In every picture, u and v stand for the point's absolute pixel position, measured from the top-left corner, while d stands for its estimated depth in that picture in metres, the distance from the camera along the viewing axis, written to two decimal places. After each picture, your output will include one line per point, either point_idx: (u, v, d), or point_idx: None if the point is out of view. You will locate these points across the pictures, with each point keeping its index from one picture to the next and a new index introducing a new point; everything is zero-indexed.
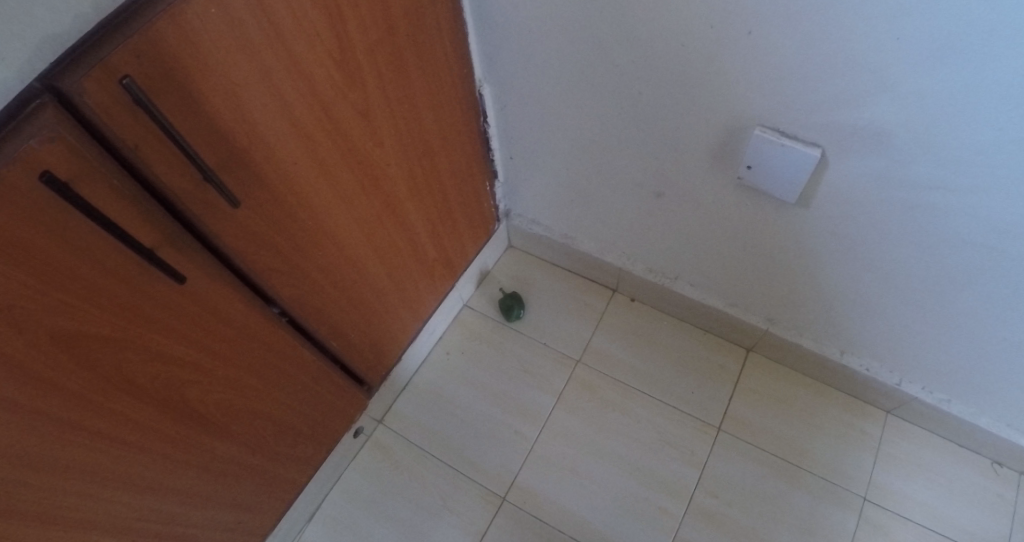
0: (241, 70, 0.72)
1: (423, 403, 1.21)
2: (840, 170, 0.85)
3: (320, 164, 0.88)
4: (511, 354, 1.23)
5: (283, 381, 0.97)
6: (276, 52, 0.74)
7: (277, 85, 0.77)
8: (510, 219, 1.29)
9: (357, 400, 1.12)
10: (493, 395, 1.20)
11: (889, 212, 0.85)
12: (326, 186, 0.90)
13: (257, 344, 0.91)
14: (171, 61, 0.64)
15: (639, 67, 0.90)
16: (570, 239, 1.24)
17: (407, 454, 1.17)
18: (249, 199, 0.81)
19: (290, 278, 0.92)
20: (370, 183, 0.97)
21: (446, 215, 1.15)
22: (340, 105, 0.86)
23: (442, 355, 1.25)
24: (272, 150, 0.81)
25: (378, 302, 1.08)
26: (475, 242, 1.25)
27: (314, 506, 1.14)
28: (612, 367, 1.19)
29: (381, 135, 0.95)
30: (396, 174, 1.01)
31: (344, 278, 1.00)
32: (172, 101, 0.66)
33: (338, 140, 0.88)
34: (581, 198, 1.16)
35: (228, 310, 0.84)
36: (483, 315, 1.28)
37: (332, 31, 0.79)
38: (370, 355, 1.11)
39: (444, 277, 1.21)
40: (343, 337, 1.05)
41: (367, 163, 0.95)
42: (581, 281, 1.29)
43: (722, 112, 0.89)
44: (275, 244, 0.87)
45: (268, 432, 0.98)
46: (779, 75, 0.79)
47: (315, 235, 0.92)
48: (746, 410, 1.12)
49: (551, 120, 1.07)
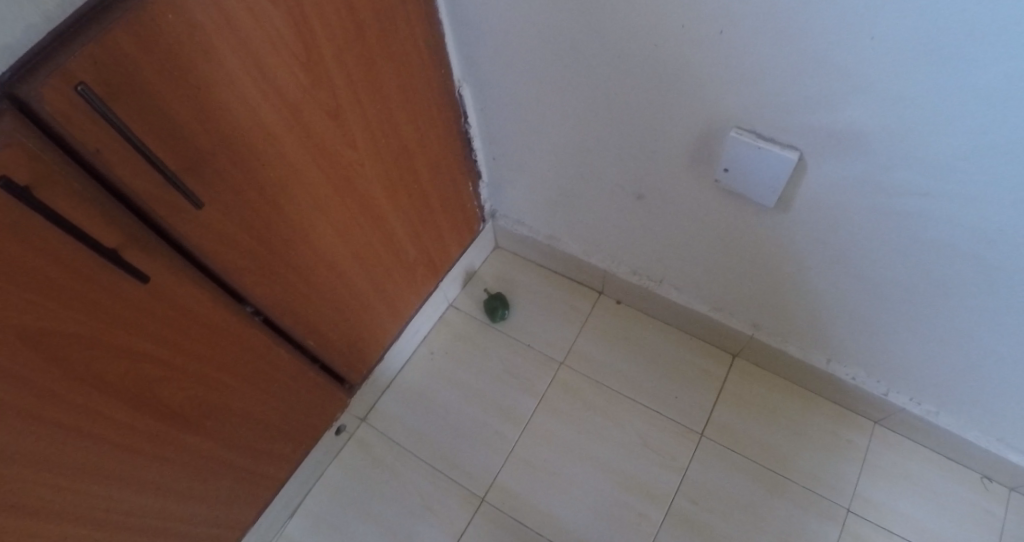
0: (203, 75, 0.73)
1: (405, 402, 1.22)
2: (818, 173, 0.82)
3: (288, 165, 0.89)
4: (494, 355, 1.22)
5: (260, 380, 0.99)
6: (240, 57, 0.75)
7: (242, 89, 0.78)
8: (496, 219, 1.28)
9: (336, 398, 1.14)
10: (475, 395, 1.19)
11: (866, 217, 0.82)
12: (295, 187, 0.91)
13: (230, 342, 0.93)
14: (130, 68, 0.65)
15: (614, 67, 0.89)
16: (555, 240, 1.22)
17: (389, 453, 1.17)
18: (216, 201, 0.82)
19: (261, 278, 0.93)
20: (344, 184, 0.98)
21: (427, 216, 1.15)
22: (309, 108, 0.87)
23: (426, 355, 1.26)
24: (239, 154, 0.82)
25: (357, 302, 1.09)
26: (460, 242, 1.25)
27: (296, 502, 1.16)
28: (595, 370, 1.17)
29: (354, 136, 0.95)
30: (372, 175, 1.01)
31: (319, 277, 1.01)
32: (131, 107, 0.67)
33: (306, 141, 0.89)
34: (564, 200, 1.15)
35: (198, 310, 0.86)
36: (468, 316, 1.28)
37: (298, 35, 0.80)
38: (350, 353, 1.12)
39: (427, 277, 1.21)
40: (321, 336, 1.06)
41: (339, 164, 0.95)
42: (568, 282, 1.27)
43: (697, 112, 0.87)
44: (245, 246, 0.89)
45: (245, 429, 1.00)
46: (751, 75, 0.77)
47: (288, 236, 0.94)
48: (732, 416, 1.09)
49: (531, 121, 1.06)
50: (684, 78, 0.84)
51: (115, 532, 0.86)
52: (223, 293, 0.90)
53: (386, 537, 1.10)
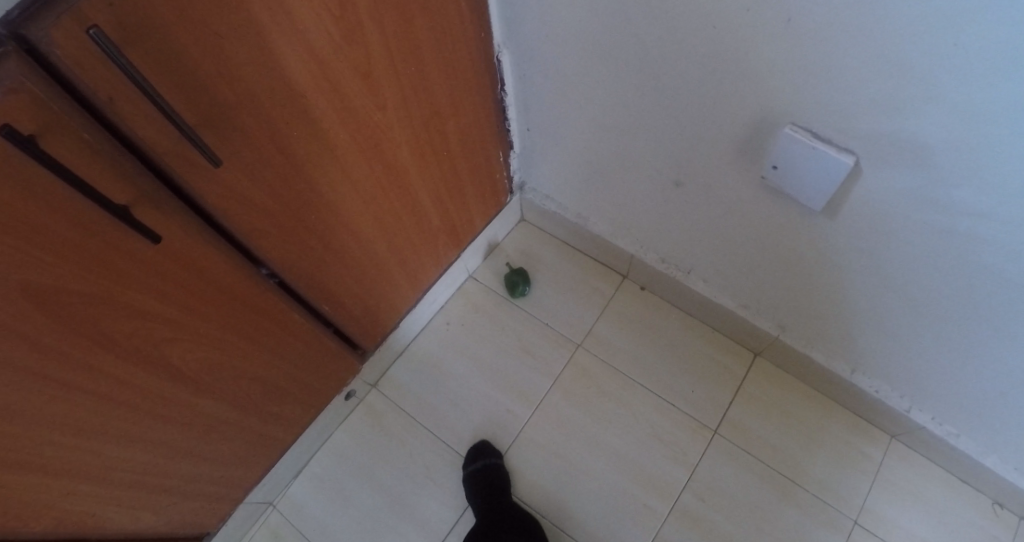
0: (226, 24, 0.66)
1: (417, 372, 1.21)
2: (873, 183, 0.77)
3: (313, 125, 0.83)
4: (510, 331, 1.20)
5: (272, 344, 0.97)
6: (267, 5, 0.69)
7: (268, 41, 0.71)
8: (524, 192, 1.23)
9: (349, 364, 1.12)
10: (488, 371, 1.18)
11: (919, 234, 0.77)
12: (319, 149, 0.86)
13: (244, 305, 0.90)
14: (148, 12, 0.59)
15: (667, 46, 0.82)
16: (584, 219, 1.17)
17: (397, 421, 1.17)
18: (235, 161, 0.77)
19: (279, 241, 0.89)
20: (371, 148, 0.92)
21: (454, 186, 1.09)
22: (337, 65, 0.80)
23: (441, 325, 1.23)
24: (261, 111, 0.76)
25: (375, 270, 1.06)
26: (485, 213, 1.20)
27: (302, 463, 1.17)
28: (612, 356, 1.15)
29: (383, 98, 0.89)
30: (398, 140, 0.95)
31: (339, 243, 0.97)
32: (149, 55, 0.62)
33: (333, 100, 0.83)
34: (597, 179, 1.09)
35: (211, 271, 0.83)
36: (487, 289, 1.24)
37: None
38: (365, 321, 1.10)
39: (448, 247, 1.17)
40: (337, 303, 1.03)
41: (366, 126, 0.90)
42: (591, 263, 1.23)
43: (754, 104, 0.81)
44: (264, 209, 0.85)
45: (255, 391, 0.99)
46: (822, 72, 0.71)
47: (309, 200, 0.89)
48: (747, 416, 1.07)
49: (571, 94, 0.99)
50: (742, 67, 0.77)
51: (121, 488, 0.86)
52: (238, 255, 0.86)
53: (389, 504, 1.12)
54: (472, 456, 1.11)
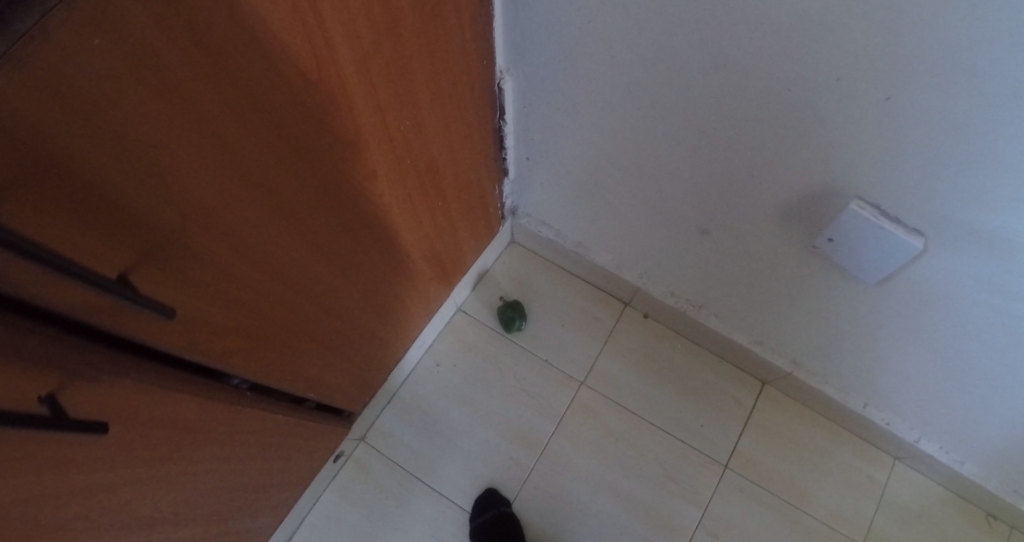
0: (175, 144, 0.45)
1: (408, 420, 1.11)
2: (938, 263, 0.70)
3: (294, 223, 0.64)
4: (507, 371, 1.12)
5: (248, 450, 0.81)
6: (231, 104, 0.48)
7: (235, 146, 0.51)
8: (516, 216, 1.10)
9: (336, 432, 1.00)
10: (488, 415, 1.10)
11: (971, 310, 0.73)
12: (302, 246, 0.68)
13: (215, 429, 0.73)
14: (58, 158, 0.38)
15: (717, 106, 0.70)
16: (589, 249, 1.08)
17: (392, 477, 1.08)
18: (196, 295, 0.58)
19: (254, 352, 0.72)
20: (357, 223, 0.74)
21: (447, 230, 0.95)
22: (320, 148, 0.61)
23: (432, 367, 1.13)
24: (230, 229, 0.57)
25: (362, 340, 0.91)
26: (475, 247, 1.07)
27: (292, 528, 1.04)
28: (618, 391, 1.09)
29: (374, 167, 0.71)
30: (388, 204, 0.78)
31: (322, 330, 0.81)
32: (60, 212, 0.40)
33: (319, 190, 0.65)
34: (608, 213, 0.99)
35: (174, 414, 0.65)
36: (478, 324, 1.15)
37: (313, 54, 0.52)
38: (348, 387, 0.96)
39: (439, 289, 1.04)
40: (317, 384, 0.88)
41: (354, 205, 0.71)
42: (589, 290, 1.15)
43: (814, 173, 0.71)
44: (233, 328, 0.66)
45: (234, 497, 0.85)
46: (909, 164, 0.61)
47: (287, 300, 0.71)
48: (757, 448, 1.06)
49: (585, 127, 0.85)
50: (803, 143, 0.67)
51: None
52: (201, 381, 0.68)
53: None
54: (479, 510, 1.03)
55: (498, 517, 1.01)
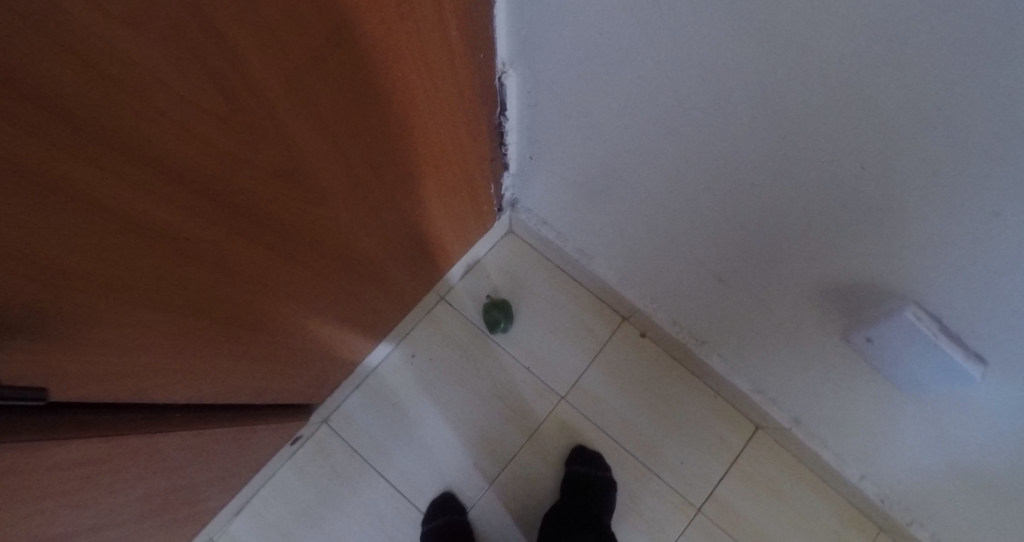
0: (41, 238, 0.32)
1: (376, 408, 1.04)
2: (986, 398, 0.60)
3: (232, 266, 0.52)
4: (484, 373, 1.04)
5: (195, 459, 0.73)
6: (135, 180, 0.35)
7: (145, 221, 0.39)
8: (515, 210, 1.01)
9: (293, 424, 0.93)
10: (460, 417, 1.03)
11: (1012, 444, 0.63)
12: (243, 283, 0.55)
13: (151, 456, 0.63)
14: None
15: (764, 163, 0.57)
16: (592, 260, 0.98)
17: (350, 465, 1.02)
18: (95, 357, 0.46)
19: (188, 386, 0.61)
20: (319, 253, 0.63)
21: (429, 231, 0.85)
22: (270, 199, 0.48)
23: (406, 358, 1.05)
24: (141, 289, 0.44)
25: (319, 349, 0.82)
26: (463, 241, 0.97)
27: (244, 501, 1.00)
28: (598, 411, 1.04)
29: (338, 195, 0.57)
30: (357, 227, 0.66)
31: (272, 351, 0.71)
32: None
33: (266, 230, 0.52)
34: (618, 235, 0.87)
35: (97, 460, 0.55)
36: (462, 319, 1.06)
37: (254, 102, 0.39)
38: (306, 387, 0.88)
39: (421, 282, 0.95)
40: (266, 395, 0.79)
41: (315, 237, 0.59)
42: (587, 297, 1.07)
43: (858, 271, 0.59)
44: (163, 373, 0.56)
45: (178, 499, 0.78)
46: (992, 294, 0.49)
47: (225, 334, 0.59)
48: (732, 493, 1.03)
49: (604, 144, 0.72)
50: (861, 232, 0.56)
51: None
52: (125, 415, 0.58)
53: None
54: (431, 514, 0.98)
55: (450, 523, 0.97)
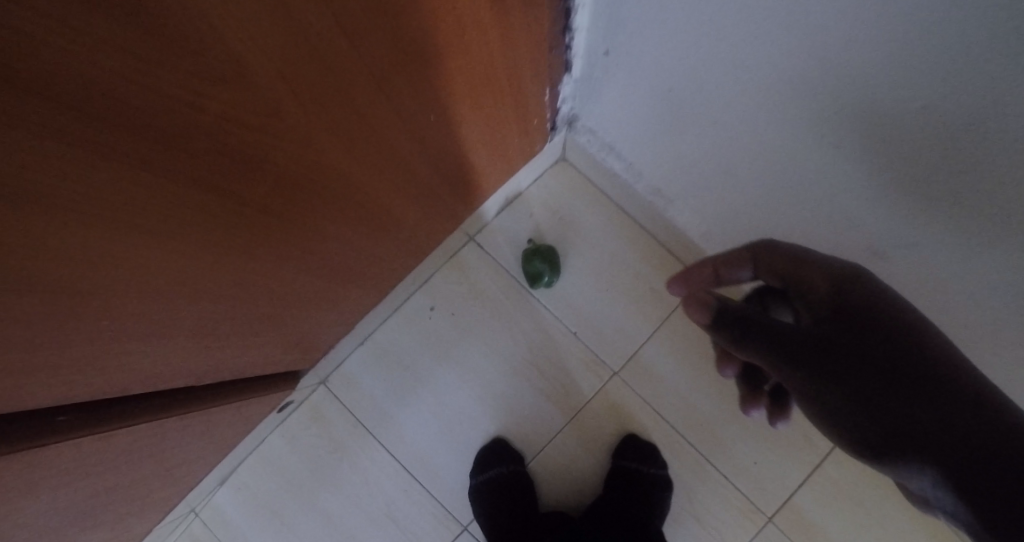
0: None
1: (381, 370, 0.84)
2: None
3: (98, 214, 0.28)
4: (517, 336, 0.82)
5: (125, 456, 0.54)
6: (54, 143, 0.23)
7: (65, 204, 0.26)
8: (573, 130, 0.76)
9: (264, 395, 0.73)
10: (484, 390, 0.82)
11: None
12: (136, 237, 0.32)
13: (44, 473, 0.44)
14: None
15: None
16: (671, 203, 0.73)
17: (348, 435, 0.84)
18: None
19: (84, 381, 0.40)
20: (310, 232, 0.51)
21: (450, 153, 0.60)
22: (150, 92, 0.25)
23: (423, 312, 0.83)
24: None
25: (292, 306, 0.60)
26: (497, 170, 0.73)
27: (228, 469, 0.84)
28: (659, 393, 0.82)
29: (288, 81, 0.33)
30: (359, 206, 0.55)
31: (218, 317, 0.49)
32: None
33: (152, 143, 0.28)
34: (719, 175, 0.61)
35: None
36: (494, 267, 0.83)
37: (245, 56, 0.28)
38: (268, 358, 0.66)
39: (440, 220, 0.72)
40: (222, 368, 0.58)
41: (253, 150, 0.35)
42: (656, 249, 0.82)
43: None
44: (20, 384, 0.34)
45: (116, 495, 0.59)
46: None
47: (126, 310, 0.37)
48: (815, 505, 0.82)
49: (726, 40, 0.44)
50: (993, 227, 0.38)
51: None
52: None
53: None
54: (481, 465, 0.79)
55: (504, 479, 0.78)
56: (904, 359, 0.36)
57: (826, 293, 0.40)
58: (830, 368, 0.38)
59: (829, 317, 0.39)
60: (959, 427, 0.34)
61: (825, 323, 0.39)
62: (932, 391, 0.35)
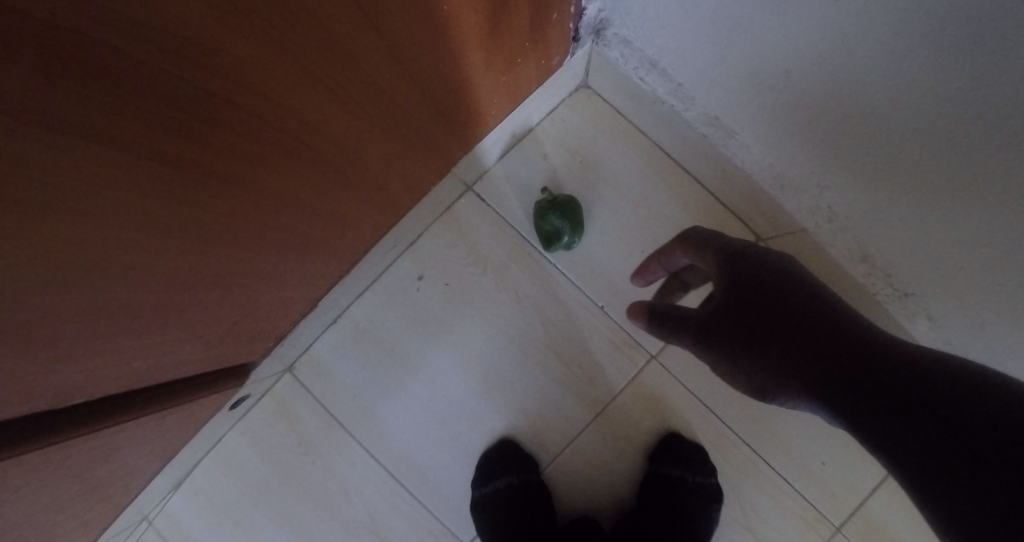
0: None
1: (359, 355, 0.67)
2: None
3: None
4: (529, 312, 0.65)
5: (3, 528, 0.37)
6: None
7: None
8: (599, 41, 0.55)
9: (205, 401, 0.55)
10: (489, 380, 0.65)
11: None
12: None
13: None
14: None
15: None
16: (736, 136, 0.52)
17: (322, 433, 0.69)
18: None
19: None
20: (303, 237, 0.45)
21: (434, 53, 0.40)
22: None
23: (410, 283, 0.66)
24: None
25: (213, 291, 0.40)
26: (494, 93, 0.52)
27: (180, 477, 0.69)
28: (705, 382, 0.65)
29: None
30: (362, 208, 0.49)
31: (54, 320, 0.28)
32: None
33: None
34: (832, 88, 0.40)
35: None
36: (498, 225, 0.65)
37: (234, 40, 0.24)
38: (198, 357, 0.47)
39: (427, 163, 0.52)
40: (121, 384, 0.40)
41: None
42: (703, 200, 0.64)
43: None
44: None
45: None
46: None
47: None
48: (897, 513, 0.66)
49: None
50: None
51: None
52: None
53: None
54: (481, 474, 0.64)
55: (507, 494, 0.62)
56: (780, 300, 0.37)
57: (718, 264, 0.41)
58: (726, 330, 0.38)
59: (720, 281, 0.40)
60: (825, 347, 0.34)
61: (720, 287, 0.40)
62: (799, 324, 0.36)
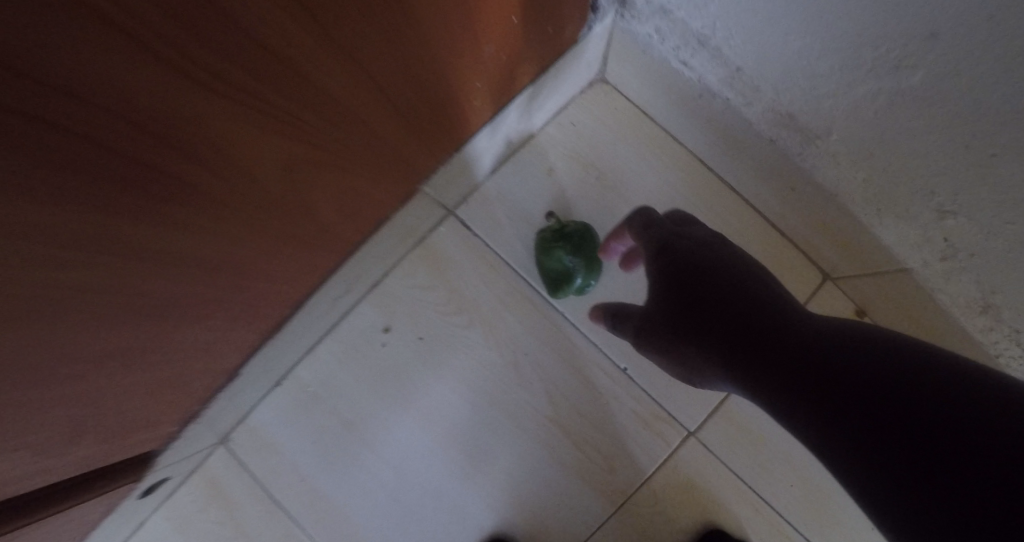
0: None
1: (311, 425, 0.51)
2: None
3: None
4: (529, 375, 0.50)
5: None
6: None
7: None
8: (626, 12, 0.41)
9: (80, 508, 0.38)
10: (477, 463, 0.50)
11: None
12: None
13: None
14: None
15: None
16: (819, 141, 0.37)
17: (264, 527, 0.52)
18: None
19: None
20: (248, 304, 0.35)
21: (401, 27, 0.26)
22: None
23: (375, 338, 0.51)
24: None
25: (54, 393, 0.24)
26: (480, 95, 0.38)
27: None
28: (759, 465, 0.50)
29: None
30: (313, 257, 0.37)
31: None
32: None
33: None
34: (998, 80, 0.25)
35: None
36: (489, 262, 0.51)
37: (158, 90, 0.17)
38: (47, 468, 0.30)
39: (390, 185, 0.38)
40: None
41: None
42: (753, 227, 0.49)
43: None
44: None
45: None
46: None
47: None
48: None
49: None
50: None
51: None
52: None
53: None
54: None
55: None
56: (705, 281, 0.35)
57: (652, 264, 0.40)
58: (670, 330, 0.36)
59: (655, 284, 0.38)
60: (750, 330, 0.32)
61: (655, 289, 0.38)
62: (729, 317, 0.33)
